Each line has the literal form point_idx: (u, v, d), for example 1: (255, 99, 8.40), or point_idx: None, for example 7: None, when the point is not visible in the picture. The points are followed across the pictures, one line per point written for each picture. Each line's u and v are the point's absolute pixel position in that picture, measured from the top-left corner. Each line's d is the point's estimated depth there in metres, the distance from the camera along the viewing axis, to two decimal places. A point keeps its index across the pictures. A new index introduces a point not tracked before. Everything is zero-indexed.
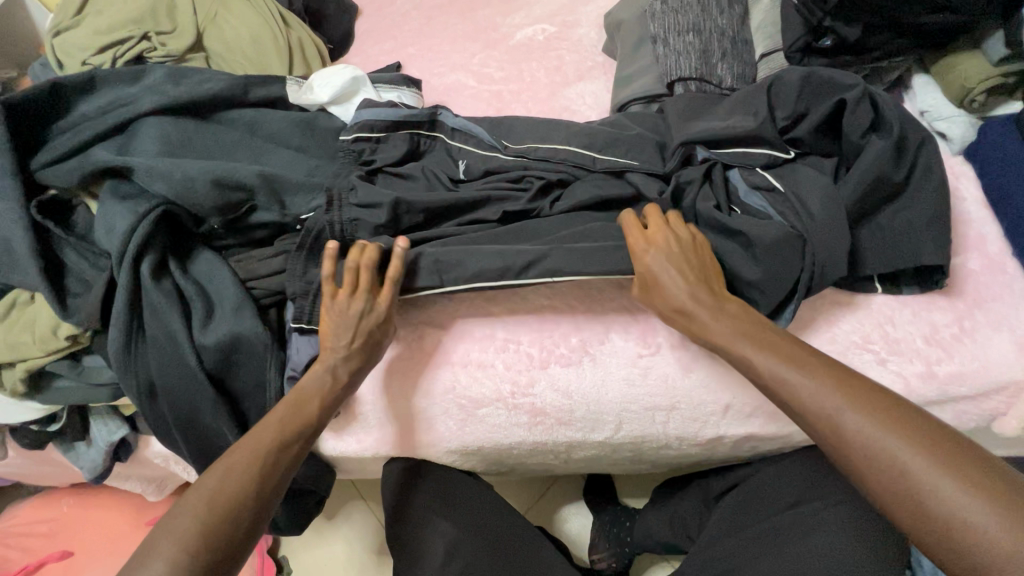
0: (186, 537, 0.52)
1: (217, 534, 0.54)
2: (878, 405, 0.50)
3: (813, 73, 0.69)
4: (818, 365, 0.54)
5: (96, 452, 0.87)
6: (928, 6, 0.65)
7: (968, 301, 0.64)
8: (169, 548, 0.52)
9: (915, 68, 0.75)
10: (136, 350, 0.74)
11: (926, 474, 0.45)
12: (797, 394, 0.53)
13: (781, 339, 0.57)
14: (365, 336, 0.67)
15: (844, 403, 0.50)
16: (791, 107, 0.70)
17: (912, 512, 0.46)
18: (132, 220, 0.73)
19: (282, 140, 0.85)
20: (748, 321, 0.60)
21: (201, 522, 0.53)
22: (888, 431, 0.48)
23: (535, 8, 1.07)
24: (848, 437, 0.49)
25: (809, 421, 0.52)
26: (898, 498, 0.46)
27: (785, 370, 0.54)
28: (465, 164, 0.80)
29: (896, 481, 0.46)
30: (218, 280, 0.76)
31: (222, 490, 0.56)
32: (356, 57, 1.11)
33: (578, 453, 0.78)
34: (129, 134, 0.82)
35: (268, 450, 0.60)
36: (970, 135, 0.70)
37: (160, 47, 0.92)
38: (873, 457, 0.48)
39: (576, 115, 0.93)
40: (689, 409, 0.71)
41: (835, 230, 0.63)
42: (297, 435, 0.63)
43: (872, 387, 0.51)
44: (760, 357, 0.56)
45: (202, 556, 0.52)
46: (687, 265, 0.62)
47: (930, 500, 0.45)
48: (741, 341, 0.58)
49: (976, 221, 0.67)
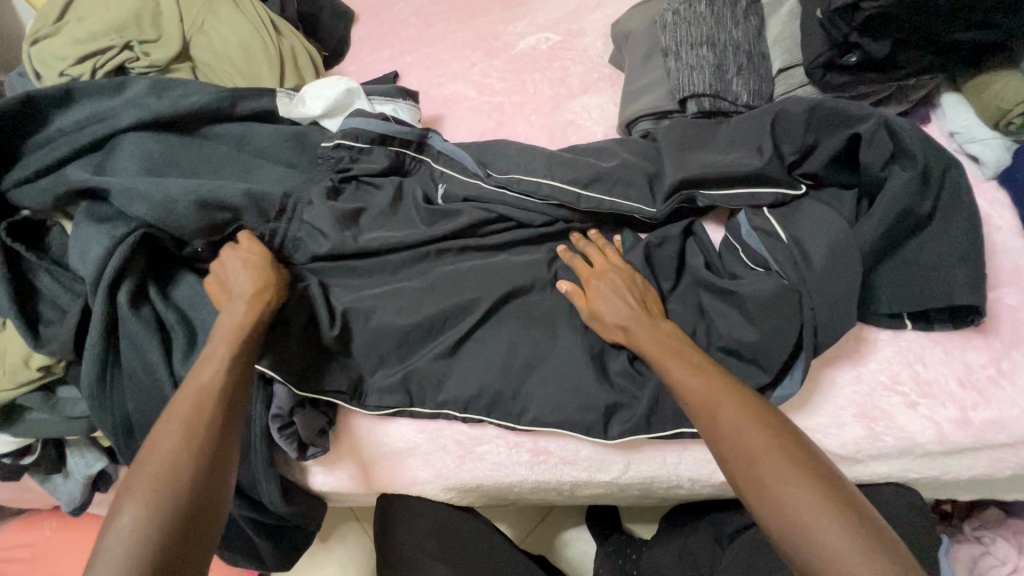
0: (162, 479, 0.47)
1: (181, 482, 0.48)
2: (764, 421, 0.50)
3: (822, 103, 0.64)
4: (719, 378, 0.54)
5: (73, 485, 0.82)
6: (964, 22, 0.60)
7: (1005, 341, 0.60)
8: (145, 492, 0.47)
9: (944, 86, 0.70)
10: (113, 384, 0.69)
11: (803, 501, 0.44)
12: (691, 395, 0.53)
13: (688, 350, 0.57)
14: (262, 272, 0.66)
15: (729, 411, 0.51)
16: (799, 140, 0.66)
17: (774, 521, 0.45)
18: (107, 244, 0.69)
19: (273, 156, 0.81)
20: (649, 325, 0.60)
21: (176, 463, 0.49)
22: (772, 450, 0.47)
23: (539, 16, 1.03)
24: (722, 438, 0.50)
25: (694, 415, 0.53)
26: (785, 525, 0.44)
27: (688, 375, 0.54)
28: (444, 189, 0.77)
29: (758, 489, 0.46)
30: (200, 307, 0.72)
31: (168, 442, 0.50)
32: (352, 64, 1.07)
33: (583, 491, 0.73)
34: (109, 151, 0.77)
35: (208, 387, 0.55)
36: (1004, 160, 0.65)
37: (143, 56, 0.88)
38: (739, 450, 0.48)
39: (581, 130, 0.89)
40: (704, 450, 0.66)
41: (840, 281, 0.59)
42: (229, 371, 0.56)
43: (752, 394, 0.52)
44: (661, 353, 0.57)
45: (175, 496, 0.47)
46: (635, 294, 0.63)
47: (780, 494, 0.45)
48: (663, 350, 0.57)
49: (1012, 253, 0.62)
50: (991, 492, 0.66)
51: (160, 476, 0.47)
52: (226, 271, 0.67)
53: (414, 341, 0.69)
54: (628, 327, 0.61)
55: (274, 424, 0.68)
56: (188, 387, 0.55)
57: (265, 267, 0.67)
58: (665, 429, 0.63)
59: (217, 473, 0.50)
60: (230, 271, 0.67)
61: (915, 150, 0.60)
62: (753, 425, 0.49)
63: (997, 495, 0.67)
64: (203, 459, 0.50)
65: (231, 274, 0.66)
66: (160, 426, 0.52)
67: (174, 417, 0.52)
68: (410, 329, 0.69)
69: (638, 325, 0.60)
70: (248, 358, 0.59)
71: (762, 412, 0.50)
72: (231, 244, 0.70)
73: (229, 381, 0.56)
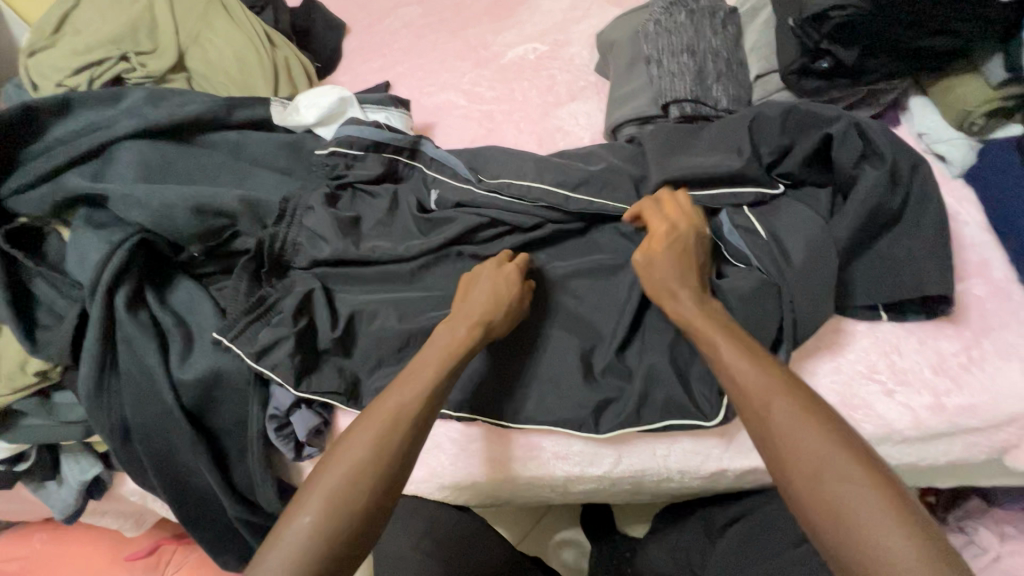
0: (343, 489, 0.50)
1: (362, 496, 0.50)
2: (820, 422, 0.48)
3: (794, 108, 0.68)
4: (774, 374, 0.52)
5: (68, 491, 0.82)
6: (928, 30, 0.64)
7: (975, 330, 0.62)
8: (324, 498, 0.50)
9: (913, 90, 0.74)
10: (109, 387, 0.70)
11: (851, 499, 0.44)
12: (742, 385, 0.52)
13: (742, 336, 0.56)
14: (503, 300, 0.65)
15: (779, 404, 0.49)
16: (776, 141, 0.69)
17: (822, 520, 0.44)
18: (106, 249, 0.71)
19: (268, 164, 0.83)
20: (707, 310, 0.59)
21: (352, 474, 0.51)
22: (822, 444, 0.47)
23: (526, 27, 1.06)
24: (773, 433, 0.49)
25: (742, 406, 0.52)
26: (830, 527, 0.44)
27: (739, 364, 0.53)
28: (437, 195, 0.78)
29: (810, 487, 0.45)
30: (198, 311, 0.73)
31: (361, 450, 0.52)
32: (345, 74, 1.09)
33: (577, 487, 0.74)
34: (106, 159, 0.79)
35: (399, 405, 0.55)
36: (971, 157, 0.69)
37: (140, 67, 0.90)
38: (790, 447, 0.47)
39: (569, 135, 0.91)
40: (692, 441, 0.68)
41: (818, 275, 0.62)
42: (425, 395, 0.56)
43: (806, 388, 0.51)
44: (713, 341, 0.56)
45: (346, 506, 0.49)
46: (694, 267, 0.62)
47: (831, 493, 0.45)
48: (715, 326, 0.57)
49: (978, 247, 0.65)
50: (968, 478, 0.68)
51: (348, 484, 0.50)
52: (474, 284, 0.67)
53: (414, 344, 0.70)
54: (681, 292, 0.60)
55: (270, 425, 0.69)
56: (391, 397, 0.56)
57: (503, 305, 0.65)
58: (655, 424, 0.65)
59: (391, 493, 0.52)
60: (477, 287, 0.66)
61: (884, 148, 0.64)
62: (808, 418, 0.48)
63: (974, 481, 0.69)
64: (385, 477, 0.52)
65: (476, 294, 0.65)
66: (357, 425, 0.55)
67: (362, 429, 0.54)
68: (412, 332, 0.70)
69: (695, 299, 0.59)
70: (448, 383, 0.59)
71: (816, 409, 0.49)
72: (496, 264, 0.69)
73: (420, 402, 0.56)
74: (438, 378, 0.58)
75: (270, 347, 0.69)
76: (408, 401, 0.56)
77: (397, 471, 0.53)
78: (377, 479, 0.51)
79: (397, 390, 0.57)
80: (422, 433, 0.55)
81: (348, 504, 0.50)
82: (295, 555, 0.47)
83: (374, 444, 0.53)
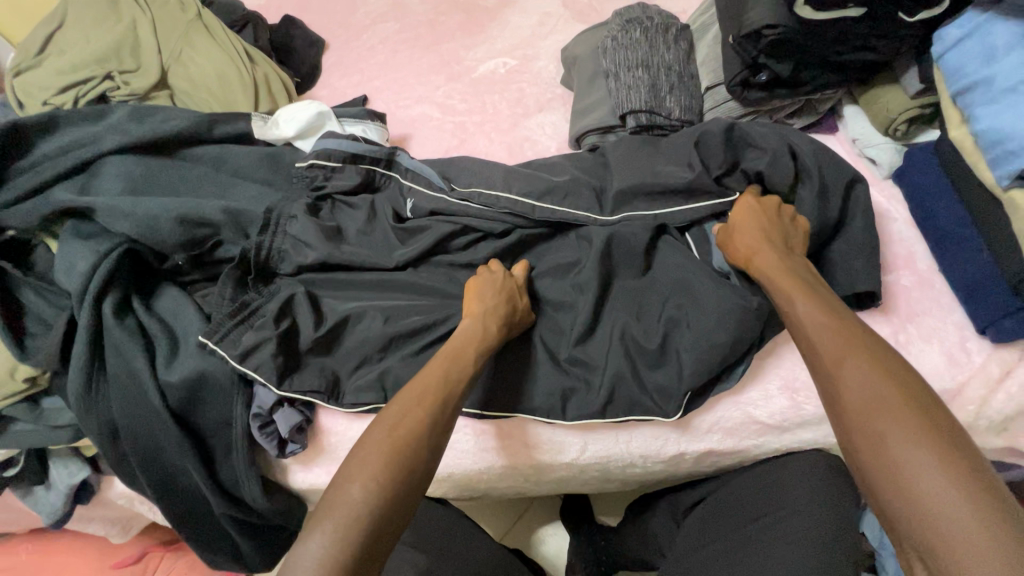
0: (396, 458, 0.55)
1: (411, 464, 0.55)
2: (895, 381, 0.48)
3: (736, 126, 0.74)
4: (847, 331, 0.53)
5: (57, 496, 0.85)
6: (850, 46, 0.71)
7: (901, 316, 0.67)
8: (381, 465, 0.54)
9: (847, 99, 0.81)
10: (97, 391, 0.73)
11: (909, 450, 0.44)
12: (812, 338, 0.55)
13: (823, 298, 0.58)
14: (518, 304, 0.71)
15: (852, 359, 0.51)
16: (722, 156, 0.74)
17: (877, 468, 0.45)
18: (93, 259, 0.74)
19: (249, 176, 0.87)
20: (785, 273, 0.62)
21: (397, 442, 0.56)
22: (888, 400, 0.47)
23: (496, 42, 1.12)
24: (842, 385, 0.50)
25: (815, 360, 0.54)
26: (883, 475, 0.44)
27: (814, 319, 0.56)
28: (412, 203, 0.83)
29: (870, 437, 0.46)
30: (182, 317, 0.77)
31: (406, 427, 0.57)
32: (324, 89, 1.14)
33: (548, 475, 0.79)
34: (92, 173, 0.83)
35: (439, 386, 0.61)
36: (897, 159, 0.75)
37: (123, 86, 0.94)
38: (858, 398, 0.48)
39: (537, 145, 0.97)
40: (650, 428, 0.73)
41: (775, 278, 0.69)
42: (461, 380, 0.63)
43: (890, 354, 0.51)
44: (789, 298, 0.60)
45: (397, 475, 0.54)
46: (778, 228, 0.67)
47: (888, 444, 0.45)
48: (792, 289, 0.60)
49: (904, 241, 0.71)
50: None
51: (391, 457, 0.55)
52: (486, 285, 0.72)
53: (392, 343, 0.74)
54: (758, 251, 0.65)
55: (254, 424, 0.73)
56: (430, 374, 0.63)
57: (518, 311, 0.71)
58: (617, 415, 0.69)
59: (431, 466, 0.57)
60: (489, 286, 0.72)
61: (812, 170, 0.71)
62: (881, 376, 0.48)
63: None
64: (430, 445, 0.57)
65: (487, 294, 0.70)
66: (394, 408, 0.59)
67: (405, 403, 0.59)
68: (392, 334, 0.74)
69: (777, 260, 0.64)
70: (477, 366, 0.65)
71: (892, 368, 0.49)
72: (505, 271, 0.74)
73: (447, 384, 0.62)
74: (472, 371, 0.64)
75: (252, 349, 0.72)
76: (446, 382, 0.62)
77: (437, 445, 0.58)
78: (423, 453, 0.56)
79: (432, 373, 0.63)
80: (455, 408, 0.61)
81: (398, 479, 0.54)
82: (345, 523, 0.50)
83: (415, 424, 0.57)
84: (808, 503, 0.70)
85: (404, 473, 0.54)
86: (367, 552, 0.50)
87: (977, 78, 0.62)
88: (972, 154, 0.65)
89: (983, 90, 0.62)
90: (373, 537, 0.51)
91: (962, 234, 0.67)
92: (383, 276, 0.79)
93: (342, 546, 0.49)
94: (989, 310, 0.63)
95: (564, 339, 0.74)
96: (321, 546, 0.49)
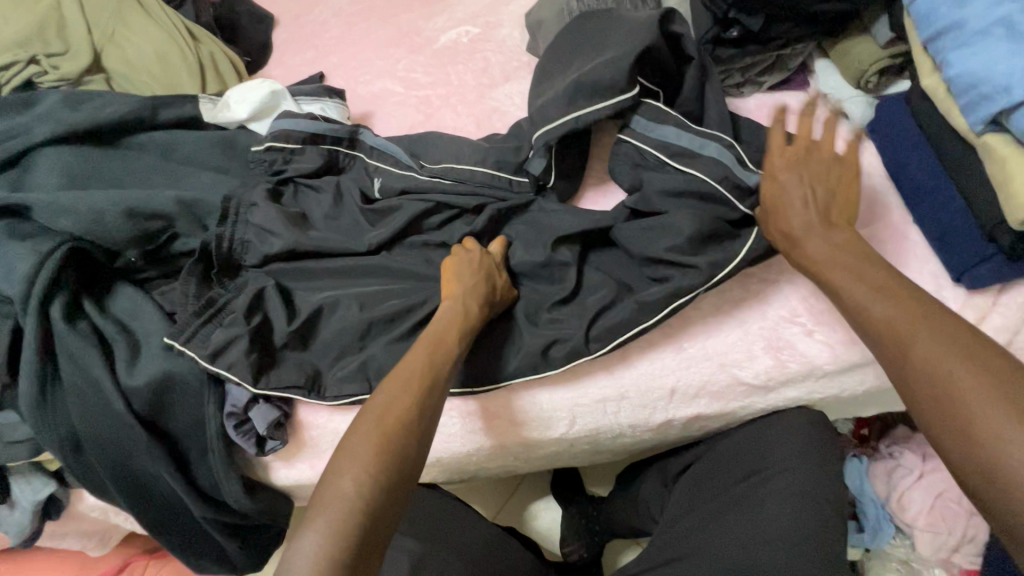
0: (388, 446, 0.53)
1: (402, 450, 0.53)
2: (975, 362, 0.45)
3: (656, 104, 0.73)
4: (915, 306, 0.50)
5: (21, 514, 0.80)
6: None
7: None
8: (371, 452, 0.52)
9: (817, 53, 0.80)
10: (53, 401, 0.69)
11: (1009, 439, 0.41)
12: (874, 321, 0.51)
13: (875, 269, 0.54)
14: (495, 285, 0.69)
15: (925, 341, 0.48)
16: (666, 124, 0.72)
17: (976, 466, 0.43)
18: (34, 260, 0.69)
19: (202, 162, 0.81)
20: (853, 250, 0.56)
21: (388, 433, 0.53)
22: (975, 384, 0.44)
23: (457, 10, 1.07)
24: (916, 372, 0.47)
25: (881, 344, 0.51)
26: (979, 473, 0.43)
27: (873, 301, 0.52)
28: (380, 183, 0.79)
29: (962, 431, 0.44)
30: (140, 316, 0.72)
31: (396, 414, 0.55)
32: (277, 68, 1.07)
33: (538, 451, 0.77)
34: (27, 168, 0.77)
35: (428, 369, 0.59)
36: (868, 113, 0.76)
37: (52, 70, 0.86)
38: (938, 386, 0.46)
39: (506, 116, 0.93)
40: (638, 397, 0.72)
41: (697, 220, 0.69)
42: (448, 359, 0.61)
43: (965, 330, 0.48)
44: (846, 276, 0.55)
45: (386, 465, 0.52)
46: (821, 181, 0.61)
47: (990, 437, 0.42)
48: (839, 263, 0.56)
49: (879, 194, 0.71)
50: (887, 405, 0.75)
51: (379, 445, 0.52)
52: (463, 265, 0.69)
53: (372, 329, 0.71)
54: (796, 209, 0.60)
55: (228, 423, 0.69)
56: (417, 359, 0.60)
57: (496, 290, 0.69)
58: None
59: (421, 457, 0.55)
60: (467, 266, 0.69)
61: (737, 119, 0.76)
62: (960, 358, 0.46)
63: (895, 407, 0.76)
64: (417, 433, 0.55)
65: (466, 274, 0.68)
66: (381, 395, 0.57)
67: (393, 390, 0.57)
68: (369, 321, 0.70)
69: (814, 221, 0.58)
70: (458, 341, 0.63)
71: (972, 348, 0.46)
72: (482, 252, 0.71)
73: (430, 370, 0.59)
74: (457, 352, 0.62)
75: (223, 345, 0.68)
76: (431, 365, 0.60)
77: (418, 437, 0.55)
78: (414, 431, 0.55)
79: (418, 356, 0.60)
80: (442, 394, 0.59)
81: (390, 467, 0.52)
82: (336, 518, 0.48)
83: (404, 411, 0.55)
84: (798, 459, 0.71)
85: (394, 465, 0.52)
86: (365, 541, 0.49)
87: (948, 23, 0.62)
88: (944, 101, 0.65)
89: (954, 35, 0.62)
90: (365, 534, 0.49)
91: (935, 183, 0.67)
92: (353, 261, 0.75)
93: (338, 539, 0.48)
94: (964, 257, 0.64)
95: (545, 313, 0.71)
96: (315, 545, 0.47)
